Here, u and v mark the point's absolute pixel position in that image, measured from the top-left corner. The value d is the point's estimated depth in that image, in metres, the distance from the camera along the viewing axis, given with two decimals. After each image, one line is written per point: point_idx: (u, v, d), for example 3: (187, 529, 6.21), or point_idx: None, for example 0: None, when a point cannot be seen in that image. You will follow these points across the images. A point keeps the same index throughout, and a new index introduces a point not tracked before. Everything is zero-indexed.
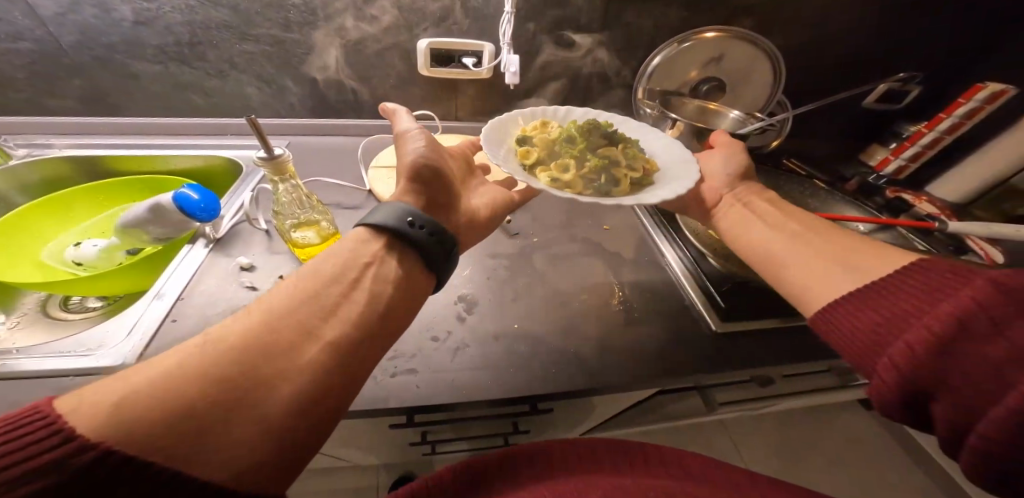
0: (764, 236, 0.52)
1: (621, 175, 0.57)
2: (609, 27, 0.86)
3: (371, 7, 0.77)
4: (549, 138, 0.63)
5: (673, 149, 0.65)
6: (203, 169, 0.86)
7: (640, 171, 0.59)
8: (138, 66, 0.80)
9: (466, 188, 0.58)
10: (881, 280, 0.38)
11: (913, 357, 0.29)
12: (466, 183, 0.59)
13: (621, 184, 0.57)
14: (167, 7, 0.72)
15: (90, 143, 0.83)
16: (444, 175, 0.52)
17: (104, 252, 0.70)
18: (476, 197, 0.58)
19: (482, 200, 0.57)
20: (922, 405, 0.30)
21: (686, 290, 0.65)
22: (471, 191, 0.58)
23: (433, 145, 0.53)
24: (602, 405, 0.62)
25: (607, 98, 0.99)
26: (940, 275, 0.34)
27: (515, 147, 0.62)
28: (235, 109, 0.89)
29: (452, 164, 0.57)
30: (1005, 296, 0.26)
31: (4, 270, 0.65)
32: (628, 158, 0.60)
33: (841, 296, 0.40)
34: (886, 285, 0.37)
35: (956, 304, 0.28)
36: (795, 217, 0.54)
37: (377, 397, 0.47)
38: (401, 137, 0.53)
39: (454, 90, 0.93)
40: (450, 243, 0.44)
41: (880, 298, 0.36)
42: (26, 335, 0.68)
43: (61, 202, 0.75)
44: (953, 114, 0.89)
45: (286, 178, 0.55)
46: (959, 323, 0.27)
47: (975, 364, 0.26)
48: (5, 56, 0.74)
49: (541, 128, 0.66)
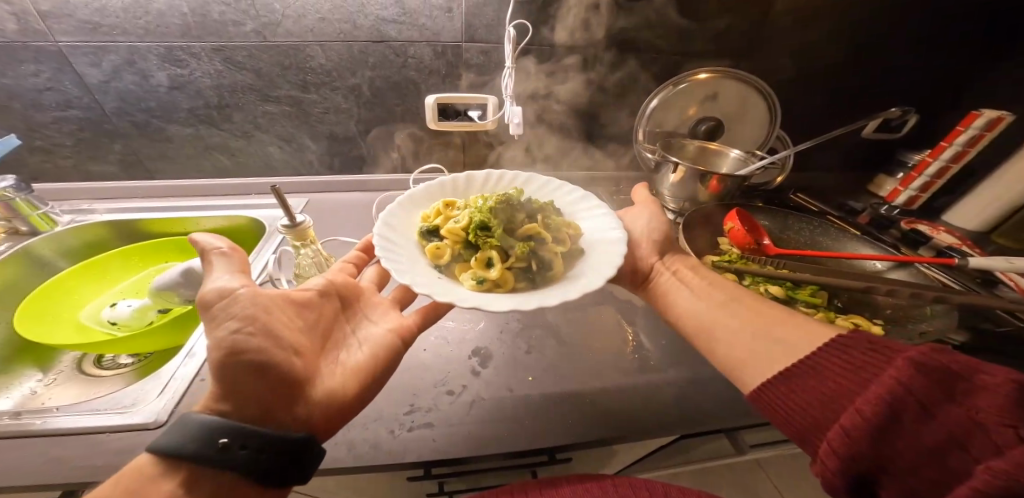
0: (693, 310, 0.54)
1: (552, 254, 0.55)
2: (608, 72, 0.90)
3: (382, 69, 0.83)
4: (458, 225, 0.56)
5: (592, 214, 0.63)
6: (228, 228, 0.91)
7: (567, 244, 0.58)
8: (171, 129, 0.86)
9: (330, 351, 0.47)
10: (810, 363, 0.39)
11: (851, 443, 0.30)
12: (327, 339, 0.49)
13: (553, 265, 0.54)
14: (199, 73, 0.78)
15: (127, 208, 0.89)
16: (290, 320, 0.44)
17: (136, 312, 0.74)
18: (344, 357, 0.48)
19: (352, 357, 0.47)
20: (866, 487, 0.30)
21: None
22: (337, 351, 0.48)
23: (260, 316, 0.41)
24: (621, 452, 0.61)
25: (610, 139, 1.02)
26: (863, 352, 0.36)
27: (425, 240, 0.57)
28: (258, 167, 0.95)
29: (303, 325, 0.46)
30: (925, 379, 0.28)
31: (48, 334, 0.69)
32: (553, 231, 0.58)
33: (780, 378, 0.40)
34: (816, 367, 0.38)
35: (883, 386, 0.30)
36: (715, 284, 0.56)
37: (395, 452, 0.47)
38: (218, 297, 0.41)
39: (462, 141, 0.97)
40: (298, 445, 0.37)
41: (816, 377, 0.38)
42: (61, 391, 0.71)
43: (102, 262, 0.81)
44: (954, 143, 0.91)
45: (307, 243, 0.58)
46: (889, 407, 0.29)
47: (911, 445, 0.28)
48: (56, 124, 0.81)
49: (444, 216, 0.60)
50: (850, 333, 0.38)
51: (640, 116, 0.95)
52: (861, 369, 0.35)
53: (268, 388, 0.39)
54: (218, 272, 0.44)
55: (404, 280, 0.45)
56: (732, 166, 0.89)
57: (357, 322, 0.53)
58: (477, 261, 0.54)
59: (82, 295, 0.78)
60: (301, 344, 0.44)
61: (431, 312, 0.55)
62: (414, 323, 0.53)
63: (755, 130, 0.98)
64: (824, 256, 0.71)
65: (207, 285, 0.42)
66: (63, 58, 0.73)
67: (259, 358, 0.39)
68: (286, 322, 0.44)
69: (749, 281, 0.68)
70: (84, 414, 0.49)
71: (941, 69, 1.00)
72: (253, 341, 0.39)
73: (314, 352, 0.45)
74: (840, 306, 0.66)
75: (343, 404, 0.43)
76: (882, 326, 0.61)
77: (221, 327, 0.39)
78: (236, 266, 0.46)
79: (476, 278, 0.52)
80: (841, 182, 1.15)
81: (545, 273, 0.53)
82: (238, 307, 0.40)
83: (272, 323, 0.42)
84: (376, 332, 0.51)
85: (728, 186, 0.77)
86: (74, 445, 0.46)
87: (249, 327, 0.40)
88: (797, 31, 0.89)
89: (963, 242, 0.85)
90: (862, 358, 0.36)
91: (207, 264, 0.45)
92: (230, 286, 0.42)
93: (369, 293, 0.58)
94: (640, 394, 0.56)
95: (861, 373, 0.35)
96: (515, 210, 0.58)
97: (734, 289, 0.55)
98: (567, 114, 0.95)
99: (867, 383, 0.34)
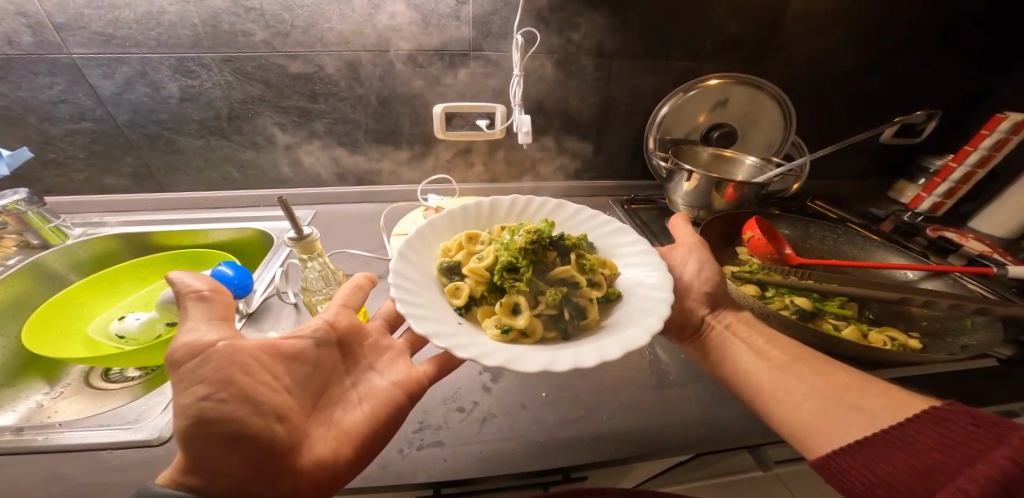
0: (754, 369, 0.50)
1: (587, 301, 0.53)
2: (616, 79, 0.88)
3: (389, 80, 0.82)
4: (480, 265, 0.54)
5: (627, 236, 0.61)
6: (237, 240, 0.90)
7: (603, 288, 0.55)
8: (182, 140, 0.86)
9: (322, 409, 0.42)
10: (892, 436, 0.37)
11: None
12: (323, 393, 0.43)
13: (588, 314, 0.52)
14: (209, 84, 0.79)
15: (138, 220, 0.89)
16: (271, 381, 0.38)
17: (144, 325, 0.72)
18: (341, 415, 0.43)
19: (350, 416, 0.43)
20: None
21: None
22: (330, 410, 0.43)
23: (235, 377, 0.35)
24: (642, 473, 0.57)
25: (620, 147, 1.00)
26: (964, 428, 0.34)
27: (444, 276, 0.55)
28: (267, 179, 0.95)
29: (293, 381, 0.41)
30: None
31: (55, 348, 0.68)
32: (587, 274, 0.55)
33: (859, 446, 0.38)
34: (905, 439, 0.36)
35: (995, 468, 0.29)
36: (778, 343, 0.53)
37: (404, 472, 0.45)
38: (195, 350, 0.34)
39: (469, 150, 0.96)
40: None
41: (904, 441, 0.36)
42: (66, 405, 0.69)
43: (110, 277, 0.81)
44: (980, 147, 0.88)
45: (313, 256, 0.56)
46: (1000, 485, 0.29)
47: None
48: (70, 137, 0.82)
49: (465, 252, 0.58)
50: (949, 405, 0.36)
51: (647, 130, 0.95)
52: (960, 447, 0.33)
53: (243, 461, 0.33)
54: (195, 321, 0.36)
55: (422, 329, 0.42)
56: (748, 173, 0.88)
57: (359, 373, 0.47)
58: (503, 307, 0.52)
59: (90, 309, 0.78)
60: (285, 405, 0.38)
61: (446, 362, 0.51)
62: (426, 374, 0.49)
63: (768, 137, 0.97)
64: (850, 265, 0.69)
65: (176, 340, 0.34)
66: (76, 70, 0.73)
67: (233, 430, 0.33)
68: (272, 377, 0.38)
69: (773, 294, 0.67)
70: (88, 430, 0.47)
71: (957, 71, 0.97)
72: (226, 409, 0.33)
73: (301, 416, 0.39)
74: (873, 316, 0.64)
75: (336, 473, 0.39)
76: (919, 339, 0.58)
77: (187, 394, 0.33)
78: (218, 313, 0.38)
79: (502, 325, 0.49)
80: (860, 188, 1.12)
81: (577, 323, 0.51)
82: (211, 368, 0.34)
83: (251, 386, 0.35)
84: (380, 386, 0.46)
85: (744, 194, 0.74)
86: (75, 464, 0.44)
87: (222, 393, 0.33)
88: (809, 35, 0.87)
89: (994, 250, 0.82)
90: (965, 435, 0.33)
91: (183, 304, 0.37)
92: (206, 340, 0.35)
93: (377, 334, 0.52)
94: (661, 415, 0.53)
95: (960, 451, 0.33)
96: (547, 248, 0.55)
97: (798, 352, 0.52)
98: (574, 122, 0.94)
99: (968, 461, 0.32)
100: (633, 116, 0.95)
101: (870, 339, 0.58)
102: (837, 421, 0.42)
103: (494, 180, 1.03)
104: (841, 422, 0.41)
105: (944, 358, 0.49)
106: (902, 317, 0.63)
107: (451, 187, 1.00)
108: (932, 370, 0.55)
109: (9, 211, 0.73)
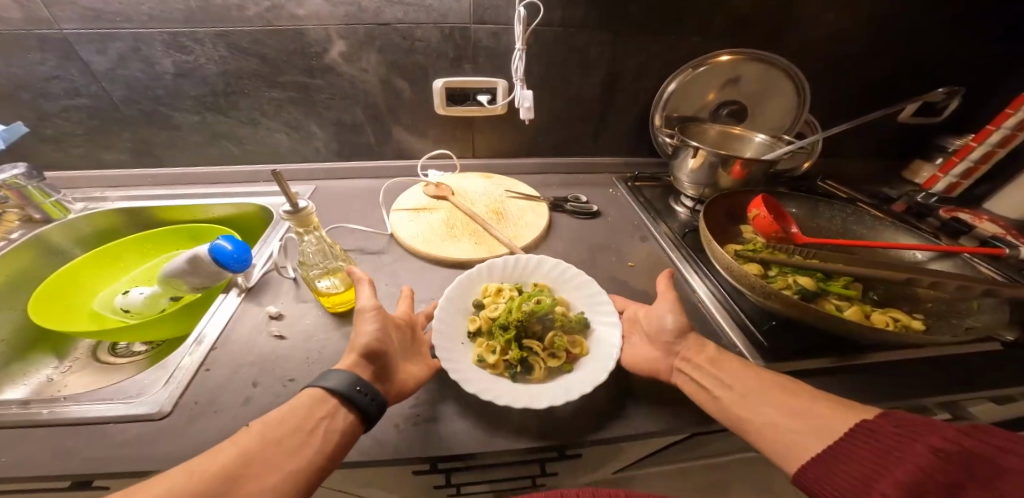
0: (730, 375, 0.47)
1: (540, 366, 0.48)
2: (621, 55, 0.85)
3: (387, 53, 0.80)
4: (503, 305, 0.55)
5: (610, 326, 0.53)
6: (237, 215, 0.91)
7: (561, 361, 0.49)
8: (179, 117, 0.85)
9: (413, 353, 0.51)
10: (840, 446, 0.38)
11: None
12: (417, 345, 0.53)
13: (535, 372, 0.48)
14: (203, 60, 0.77)
15: (138, 195, 0.89)
16: (388, 324, 0.49)
17: (148, 299, 0.72)
18: (419, 362, 0.51)
19: (423, 366, 0.50)
20: None
21: (720, 327, 0.59)
22: (417, 356, 0.51)
23: (378, 312, 0.49)
24: (636, 449, 0.57)
25: (626, 124, 0.97)
26: (885, 435, 0.37)
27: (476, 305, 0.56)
28: (266, 155, 0.94)
29: (398, 328, 0.51)
30: (951, 466, 0.32)
31: (61, 323, 0.69)
32: (557, 345, 0.50)
33: (815, 464, 0.38)
34: (849, 443, 0.38)
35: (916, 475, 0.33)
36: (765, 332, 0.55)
37: (400, 448, 0.45)
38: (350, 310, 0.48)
39: (470, 126, 0.94)
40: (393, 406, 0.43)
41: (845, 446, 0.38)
42: (76, 379, 0.71)
43: (112, 253, 0.81)
44: (1003, 126, 0.84)
45: (310, 229, 0.54)
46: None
47: None
48: (65, 113, 0.81)
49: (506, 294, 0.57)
50: (871, 417, 0.39)
51: (655, 106, 0.92)
52: (885, 453, 0.36)
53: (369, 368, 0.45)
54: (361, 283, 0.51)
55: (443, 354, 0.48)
56: (757, 150, 0.86)
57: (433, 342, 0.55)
58: (489, 342, 0.51)
59: (94, 283, 0.78)
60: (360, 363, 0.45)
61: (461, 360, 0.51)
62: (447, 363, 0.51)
63: (779, 116, 0.94)
64: (858, 244, 0.67)
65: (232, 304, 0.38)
66: (68, 45, 0.72)
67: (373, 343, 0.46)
68: (390, 323, 0.50)
69: (776, 273, 0.65)
70: (90, 403, 0.47)
71: (983, 47, 0.92)
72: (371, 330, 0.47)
73: (401, 353, 0.50)
74: (877, 298, 0.63)
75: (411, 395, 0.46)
76: (923, 320, 0.57)
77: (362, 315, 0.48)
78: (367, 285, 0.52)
79: (480, 354, 0.49)
80: (872, 171, 1.09)
81: (523, 375, 0.47)
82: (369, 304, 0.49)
83: (385, 320, 0.49)
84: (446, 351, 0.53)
85: (753, 171, 0.72)
86: (78, 434, 0.45)
87: (373, 320, 0.48)
88: (829, 8, 0.82)
89: (1008, 232, 0.80)
90: (884, 439, 0.36)
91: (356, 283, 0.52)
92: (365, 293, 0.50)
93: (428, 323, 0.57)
94: (660, 395, 0.52)
95: (885, 456, 0.35)
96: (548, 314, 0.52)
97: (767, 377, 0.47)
98: (578, 98, 0.91)
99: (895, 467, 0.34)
100: (640, 93, 0.92)
101: (873, 320, 0.57)
102: (803, 416, 0.42)
103: (496, 158, 1.01)
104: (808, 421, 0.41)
105: (949, 340, 0.48)
106: (908, 299, 0.62)
107: (452, 163, 0.99)
108: (933, 353, 0.54)
109: (8, 185, 0.73)
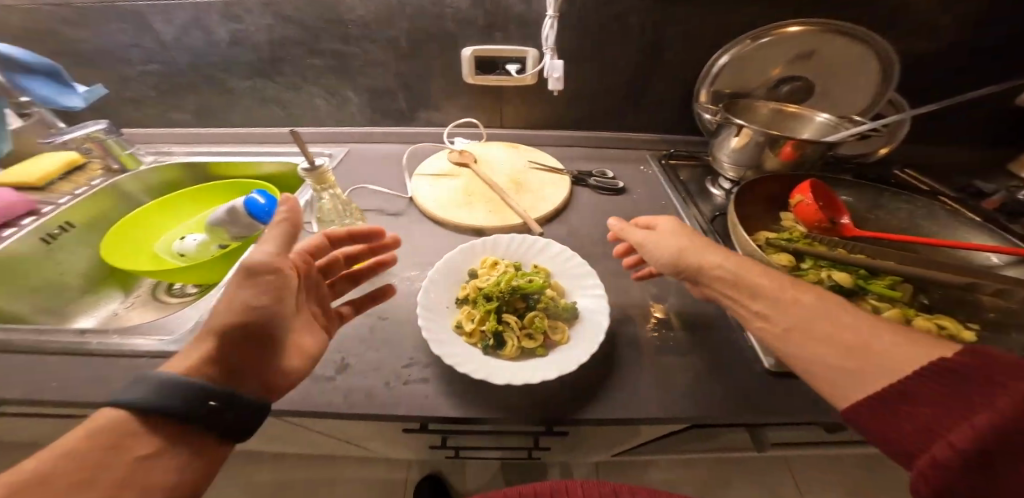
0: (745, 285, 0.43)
1: (513, 341, 0.48)
2: (665, 24, 0.78)
3: (421, 20, 0.79)
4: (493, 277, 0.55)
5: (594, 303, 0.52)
6: (279, 175, 0.97)
7: (534, 342, 0.48)
8: (231, 81, 0.91)
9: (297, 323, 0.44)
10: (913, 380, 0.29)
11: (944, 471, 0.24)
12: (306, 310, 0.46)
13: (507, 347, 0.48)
14: (252, 28, 0.81)
15: (194, 151, 0.97)
16: (284, 291, 0.40)
17: (200, 246, 0.81)
18: (304, 334, 0.44)
19: (309, 339, 0.44)
20: None
21: (735, 320, 0.54)
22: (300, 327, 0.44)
23: (271, 283, 0.38)
24: (631, 432, 0.55)
25: (667, 97, 0.91)
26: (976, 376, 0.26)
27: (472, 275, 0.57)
28: (305, 119, 0.98)
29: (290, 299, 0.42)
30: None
31: (130, 263, 0.79)
32: (534, 325, 0.49)
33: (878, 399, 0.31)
34: (917, 381, 0.29)
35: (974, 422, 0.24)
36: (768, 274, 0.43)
37: (387, 403, 0.45)
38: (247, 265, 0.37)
39: (501, 97, 0.92)
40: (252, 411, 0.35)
41: (904, 404, 0.29)
42: (141, 313, 0.82)
43: (172, 203, 0.90)
44: None
45: (326, 187, 0.58)
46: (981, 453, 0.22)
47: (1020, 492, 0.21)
48: (140, 77, 0.90)
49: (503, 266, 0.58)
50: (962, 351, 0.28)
51: (703, 81, 0.84)
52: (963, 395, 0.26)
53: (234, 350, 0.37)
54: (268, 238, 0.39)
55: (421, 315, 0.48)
56: (817, 132, 0.77)
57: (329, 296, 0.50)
58: (472, 312, 0.52)
59: (157, 229, 0.88)
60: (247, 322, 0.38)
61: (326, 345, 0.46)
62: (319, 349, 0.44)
63: (850, 96, 0.83)
64: (917, 240, 0.59)
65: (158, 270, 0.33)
66: (141, 16, 0.79)
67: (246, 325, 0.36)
68: (284, 289, 0.39)
69: (809, 265, 0.59)
70: (135, 336, 0.54)
71: None
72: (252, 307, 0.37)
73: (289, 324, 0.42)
74: (929, 303, 0.55)
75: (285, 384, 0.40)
76: (979, 332, 0.50)
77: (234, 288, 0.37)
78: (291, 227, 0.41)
79: (461, 321, 0.50)
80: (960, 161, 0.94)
81: (495, 347, 0.48)
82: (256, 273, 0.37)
83: (271, 297, 0.38)
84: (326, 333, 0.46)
85: (806, 152, 0.64)
86: (118, 361, 0.51)
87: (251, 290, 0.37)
88: None
89: None
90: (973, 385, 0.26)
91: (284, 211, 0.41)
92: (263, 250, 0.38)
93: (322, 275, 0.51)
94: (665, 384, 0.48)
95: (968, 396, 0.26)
96: (533, 293, 0.51)
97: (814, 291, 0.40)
98: (614, 69, 0.86)
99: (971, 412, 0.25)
100: (684, 66, 0.85)
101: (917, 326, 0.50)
102: (858, 353, 0.33)
103: (525, 130, 0.99)
104: (897, 362, 0.31)
105: None
106: (972, 306, 0.53)
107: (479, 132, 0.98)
108: None
109: (94, 139, 0.83)
